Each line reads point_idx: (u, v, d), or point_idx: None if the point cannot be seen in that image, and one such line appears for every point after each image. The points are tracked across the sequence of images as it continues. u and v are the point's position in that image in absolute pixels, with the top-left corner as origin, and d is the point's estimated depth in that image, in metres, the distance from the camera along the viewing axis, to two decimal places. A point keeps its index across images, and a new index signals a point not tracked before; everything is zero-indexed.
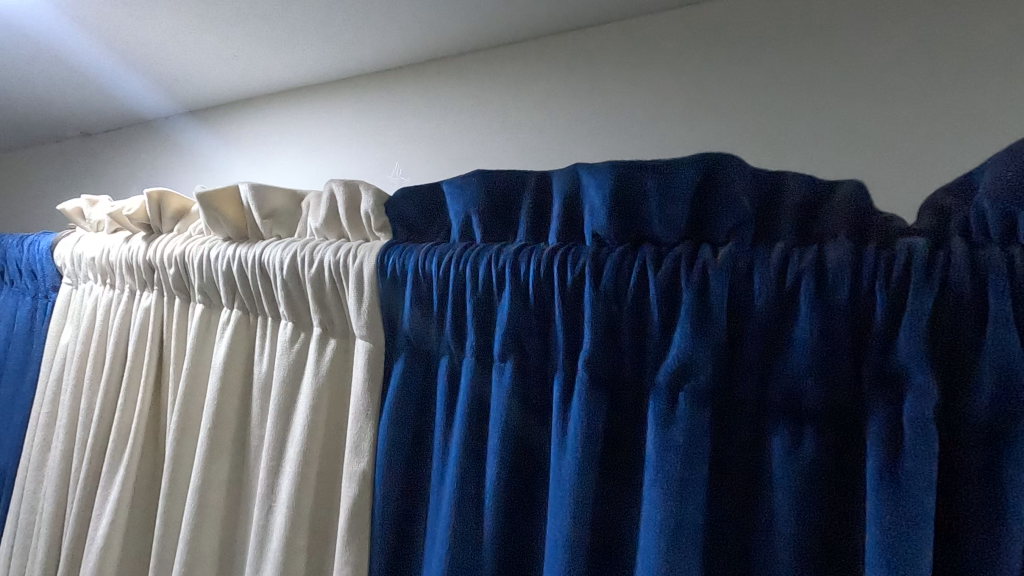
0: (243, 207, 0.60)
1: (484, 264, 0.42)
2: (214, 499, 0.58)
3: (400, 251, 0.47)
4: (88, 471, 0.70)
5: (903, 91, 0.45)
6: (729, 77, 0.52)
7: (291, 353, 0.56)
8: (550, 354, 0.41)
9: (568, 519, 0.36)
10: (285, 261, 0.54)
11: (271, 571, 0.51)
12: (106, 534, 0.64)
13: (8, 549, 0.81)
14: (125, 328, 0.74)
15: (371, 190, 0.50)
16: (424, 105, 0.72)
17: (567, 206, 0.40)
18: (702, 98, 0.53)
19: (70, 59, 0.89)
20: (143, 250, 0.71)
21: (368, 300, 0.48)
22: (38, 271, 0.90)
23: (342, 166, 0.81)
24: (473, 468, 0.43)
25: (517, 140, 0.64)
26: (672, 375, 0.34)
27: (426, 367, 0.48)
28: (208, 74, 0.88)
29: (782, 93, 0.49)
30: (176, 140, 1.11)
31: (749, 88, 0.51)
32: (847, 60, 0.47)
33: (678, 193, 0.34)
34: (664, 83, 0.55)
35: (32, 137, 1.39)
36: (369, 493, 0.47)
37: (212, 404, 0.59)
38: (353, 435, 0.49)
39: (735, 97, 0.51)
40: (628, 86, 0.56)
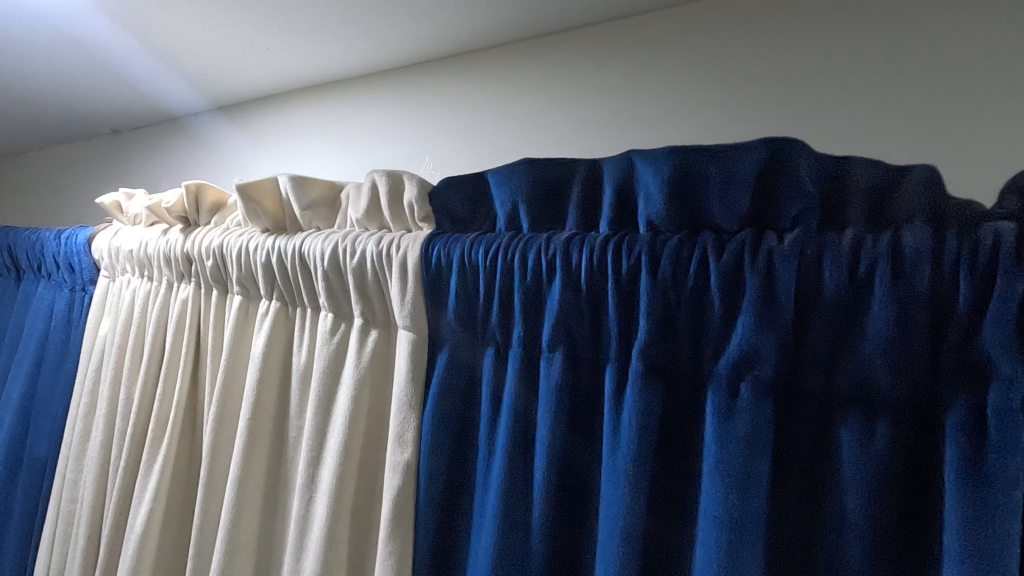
0: (282, 199, 0.61)
1: (533, 253, 0.41)
2: (253, 489, 0.58)
3: (445, 241, 0.47)
4: (128, 460, 0.71)
5: (954, 78, 0.44)
6: (772, 67, 0.51)
7: (331, 344, 0.56)
8: (602, 345, 0.40)
9: (624, 511, 0.36)
10: (326, 252, 0.54)
11: (312, 563, 0.51)
12: (147, 521, 0.65)
13: (50, 536, 0.82)
14: (162, 319, 0.75)
15: (414, 180, 0.50)
16: (457, 98, 0.72)
17: (620, 194, 0.39)
18: (745, 88, 0.52)
19: (105, 55, 0.91)
20: (180, 242, 0.72)
21: (412, 290, 0.48)
22: (76, 264, 0.92)
23: (373, 160, 0.81)
24: (521, 460, 0.43)
25: (552, 131, 0.63)
26: (735, 365, 0.33)
27: (471, 359, 0.48)
28: (241, 70, 0.88)
29: (828, 81, 0.49)
30: (206, 135, 1.12)
31: (794, 77, 0.50)
32: (896, 47, 0.46)
33: (740, 179, 0.34)
34: (705, 74, 0.54)
35: (65, 134, 1.41)
36: (414, 483, 0.47)
37: (252, 394, 0.59)
38: (397, 425, 0.49)
39: (779, 86, 0.51)
40: (667, 76, 0.56)
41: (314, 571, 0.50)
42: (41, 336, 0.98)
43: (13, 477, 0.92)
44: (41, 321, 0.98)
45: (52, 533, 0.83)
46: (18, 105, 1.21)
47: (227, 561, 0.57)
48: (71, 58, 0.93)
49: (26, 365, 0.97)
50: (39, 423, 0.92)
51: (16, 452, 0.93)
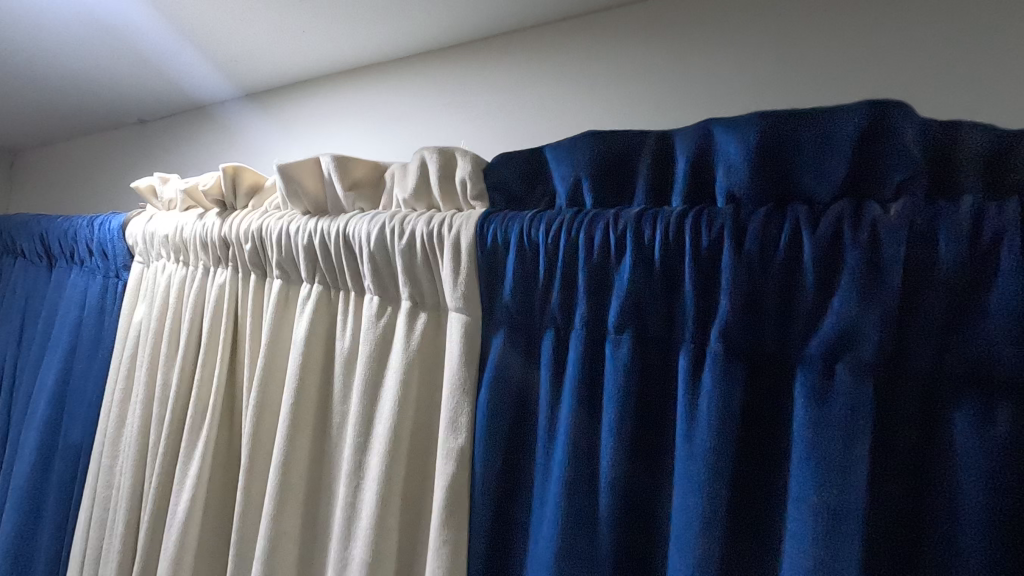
0: (324, 180, 0.59)
1: (601, 230, 0.40)
2: (297, 475, 0.58)
3: (501, 219, 0.45)
4: (168, 446, 0.70)
5: None
6: (837, 39, 0.49)
7: (378, 328, 0.54)
8: (675, 325, 0.38)
9: (703, 500, 0.34)
10: (373, 233, 0.53)
11: (363, 551, 0.50)
12: (189, 507, 0.65)
13: (86, 521, 0.83)
14: (200, 305, 0.74)
15: (467, 156, 0.48)
16: (493, 76, 0.70)
17: (695, 165, 0.37)
18: (807, 61, 0.50)
19: (136, 40, 0.90)
20: (217, 226, 0.71)
21: (466, 272, 0.47)
22: (109, 251, 0.92)
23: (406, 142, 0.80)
24: (586, 446, 0.41)
25: (598, 109, 0.61)
26: (831, 345, 0.31)
27: (528, 342, 0.46)
28: (272, 55, 0.87)
29: (898, 51, 0.46)
30: (233, 122, 1.11)
31: (860, 49, 0.48)
32: (973, 13, 0.44)
33: (836, 146, 0.31)
34: (763, 48, 0.52)
35: (91, 124, 1.41)
36: (469, 469, 0.46)
37: (294, 379, 0.58)
38: (449, 411, 0.47)
39: (844, 59, 0.48)
40: (722, 51, 0.54)
41: (365, 558, 0.49)
42: (75, 322, 0.98)
43: (49, 462, 0.93)
44: (75, 307, 0.98)
45: (88, 519, 0.83)
46: (47, 94, 1.21)
47: (272, 548, 0.56)
48: (102, 43, 0.92)
49: (61, 351, 0.97)
50: (73, 409, 0.92)
51: (51, 438, 0.93)
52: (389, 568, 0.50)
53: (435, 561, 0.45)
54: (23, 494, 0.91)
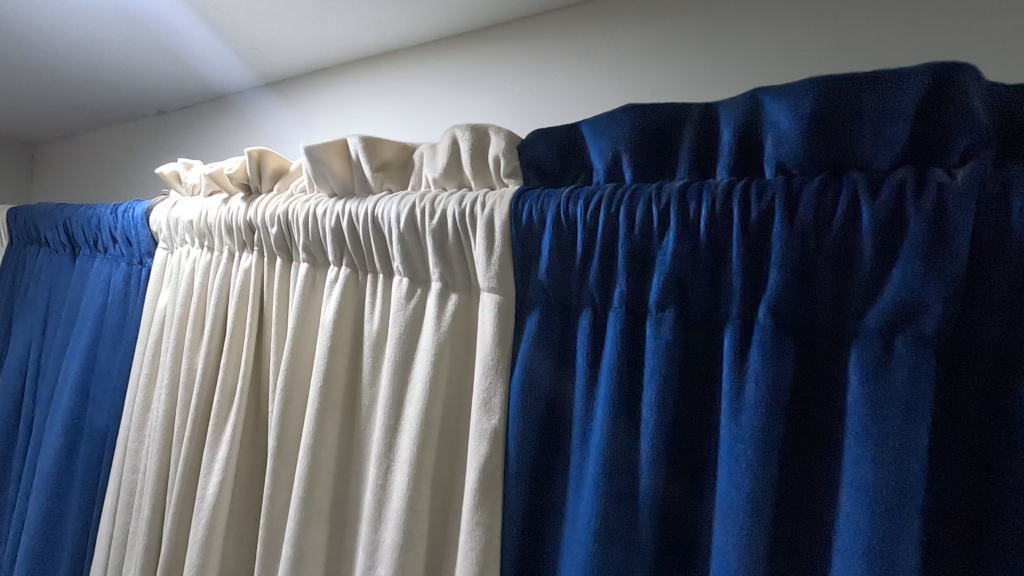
0: (352, 160, 0.58)
1: (643, 205, 0.39)
2: (326, 460, 0.57)
3: (537, 196, 0.44)
4: (194, 430, 0.71)
5: None
6: (877, 18, 0.48)
7: (407, 310, 0.54)
8: (720, 301, 0.37)
9: (750, 480, 0.34)
10: (403, 213, 0.52)
11: (394, 533, 0.49)
12: (217, 492, 0.65)
13: (113, 504, 0.83)
14: (224, 290, 0.74)
15: (502, 134, 0.47)
16: (517, 58, 0.69)
17: (742, 135, 0.36)
18: (846, 41, 0.49)
19: (158, 27, 0.90)
20: (243, 210, 0.70)
21: (500, 251, 0.46)
22: (133, 238, 0.92)
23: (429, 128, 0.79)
24: (626, 426, 0.40)
25: (627, 90, 0.60)
26: (890, 317, 0.30)
27: (563, 322, 0.45)
28: (293, 44, 0.86)
29: (942, 29, 0.45)
30: (253, 111, 1.11)
31: (902, 27, 0.47)
32: None
33: (896, 113, 0.30)
34: (799, 27, 0.51)
35: (109, 115, 1.42)
36: (502, 450, 0.46)
37: (323, 363, 0.58)
38: (483, 391, 0.46)
39: (884, 38, 0.48)
40: (758, 32, 0.53)
41: (397, 541, 0.49)
42: (100, 310, 0.99)
43: (75, 448, 0.94)
44: (99, 295, 0.99)
45: (114, 503, 0.83)
46: (67, 84, 1.21)
47: (302, 531, 0.56)
48: (124, 30, 0.92)
49: (85, 338, 0.98)
50: (99, 395, 0.93)
51: (76, 424, 0.94)
52: (421, 552, 0.49)
53: (470, 543, 0.45)
54: (49, 479, 0.92)
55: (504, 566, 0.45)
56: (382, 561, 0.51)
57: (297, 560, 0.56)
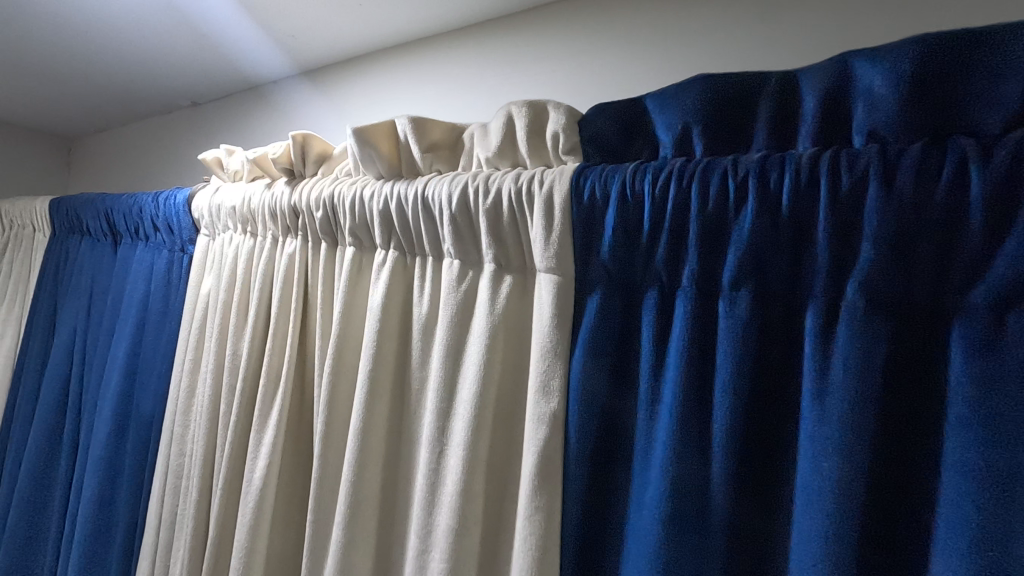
0: (399, 142, 0.58)
1: (717, 179, 0.37)
2: (375, 443, 0.58)
3: (599, 173, 0.43)
4: (241, 414, 0.71)
5: None
6: None
7: (459, 293, 0.53)
8: (802, 278, 0.35)
9: (839, 465, 0.32)
10: (454, 194, 0.51)
11: (449, 516, 0.49)
12: (264, 475, 0.66)
13: (161, 486, 0.85)
14: (268, 275, 0.74)
15: (561, 109, 0.46)
16: (562, 39, 0.67)
17: (828, 103, 0.34)
18: (915, 15, 0.47)
19: (197, 16, 0.90)
20: (287, 195, 0.70)
21: (559, 230, 0.44)
22: (175, 225, 0.93)
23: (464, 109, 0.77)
24: (696, 409, 0.39)
25: (679, 70, 0.58)
26: (1002, 293, 0.29)
27: (626, 303, 0.43)
28: (329, 31, 0.86)
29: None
30: (286, 100, 1.11)
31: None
32: None
33: (1010, 71, 0.28)
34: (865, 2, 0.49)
35: (144, 107, 1.43)
36: (562, 434, 0.45)
37: (372, 347, 0.58)
38: (541, 373, 0.45)
39: (957, 11, 0.46)
40: (820, 8, 0.51)
41: (452, 525, 0.49)
42: (143, 296, 1.01)
43: (121, 431, 0.96)
44: (143, 282, 1.00)
45: (161, 485, 0.85)
46: (106, 75, 1.23)
47: (353, 512, 0.56)
48: (164, 19, 0.93)
49: (130, 324, 1.00)
50: (144, 379, 0.95)
51: (122, 408, 0.96)
52: (476, 537, 0.49)
53: (528, 528, 0.44)
54: (100, 461, 0.94)
55: (564, 551, 0.44)
56: (436, 544, 0.51)
57: (349, 542, 0.56)
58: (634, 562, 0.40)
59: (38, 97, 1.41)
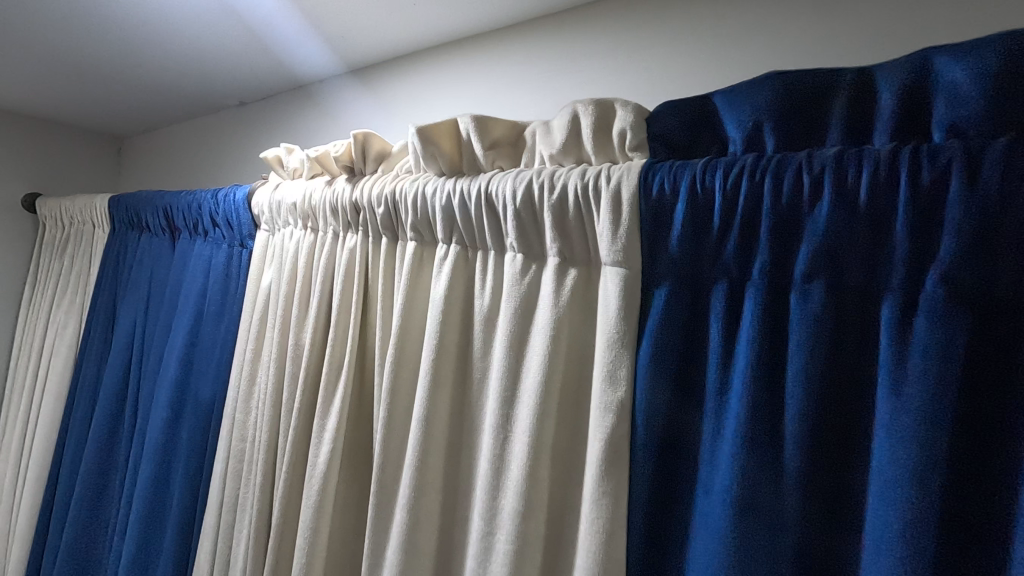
0: (461, 140, 0.60)
1: (791, 175, 0.38)
2: (438, 429, 0.61)
3: (668, 168, 0.44)
4: (305, 401, 0.75)
5: None
6: None
7: (522, 286, 0.55)
8: (878, 270, 0.36)
9: (916, 451, 0.33)
10: (519, 190, 0.53)
11: (514, 500, 0.52)
12: (327, 460, 0.69)
13: (223, 470, 0.89)
14: (329, 269, 0.77)
15: (629, 107, 0.47)
16: (616, 37, 0.68)
17: (906, 98, 0.35)
18: (990, 8, 0.47)
19: (254, 19, 0.93)
20: (347, 191, 0.73)
21: (627, 225, 0.46)
22: (234, 222, 0.97)
23: (510, 111, 0.79)
24: (767, 398, 0.40)
25: (737, 66, 0.59)
26: None
27: (693, 295, 0.45)
28: (383, 31, 0.88)
29: None
30: (333, 98, 1.14)
31: None
32: None
33: None
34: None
35: (194, 106, 1.49)
36: (628, 422, 0.46)
37: (435, 338, 0.60)
38: (607, 364, 0.47)
39: None
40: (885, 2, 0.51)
41: (518, 507, 0.51)
42: (201, 289, 1.05)
43: (182, 417, 1.01)
44: (202, 275, 1.05)
45: (223, 469, 0.89)
46: (161, 76, 1.28)
47: (417, 495, 0.60)
48: (222, 23, 0.96)
49: (188, 316, 1.05)
50: (205, 367, 1.00)
51: (182, 395, 1.01)
52: (541, 519, 0.52)
53: (596, 511, 0.46)
54: (162, 445, 1.00)
55: (630, 536, 0.46)
56: (501, 526, 0.53)
57: (414, 523, 0.60)
58: (704, 545, 0.42)
59: (94, 98, 1.47)
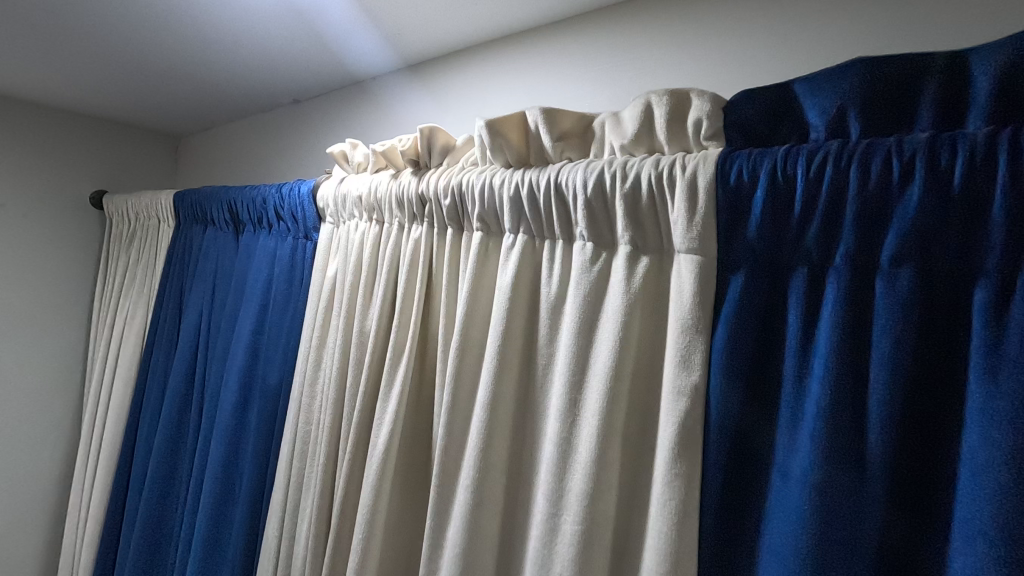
0: (529, 131, 0.61)
1: (879, 160, 0.38)
2: (503, 412, 0.63)
3: (747, 156, 0.45)
4: (369, 386, 0.78)
5: None
6: None
7: (592, 273, 0.57)
8: (972, 255, 0.36)
9: (1014, 435, 0.33)
10: (591, 179, 0.54)
11: (583, 481, 0.53)
12: (389, 441, 0.72)
13: (289, 451, 0.94)
14: (394, 258, 0.80)
15: (706, 96, 0.48)
16: (679, 28, 0.69)
17: (1002, 82, 0.35)
18: None
19: (317, 20, 0.97)
20: (413, 184, 0.76)
21: (703, 212, 0.47)
22: (300, 215, 1.02)
23: (570, 101, 0.80)
24: (851, 382, 0.40)
25: (806, 53, 0.59)
26: None
27: (771, 282, 0.45)
28: (442, 28, 0.90)
29: None
30: (387, 94, 1.17)
31: None
32: None
33: None
34: None
35: (251, 105, 1.55)
36: (702, 405, 0.47)
37: (502, 324, 0.62)
38: (681, 349, 0.48)
39: None
40: None
41: (587, 488, 0.53)
42: (266, 279, 1.11)
43: (248, 401, 1.06)
44: (267, 267, 1.10)
45: (289, 451, 0.94)
46: (223, 77, 1.34)
47: (481, 476, 0.62)
48: (287, 24, 1.00)
49: (255, 305, 1.10)
50: (270, 353, 1.04)
51: (248, 379, 1.07)
52: (611, 500, 0.53)
53: (668, 492, 0.47)
54: (230, 426, 1.05)
55: (704, 519, 0.47)
56: (568, 506, 0.55)
57: (477, 503, 0.62)
58: (780, 527, 0.42)
59: (159, 98, 1.55)
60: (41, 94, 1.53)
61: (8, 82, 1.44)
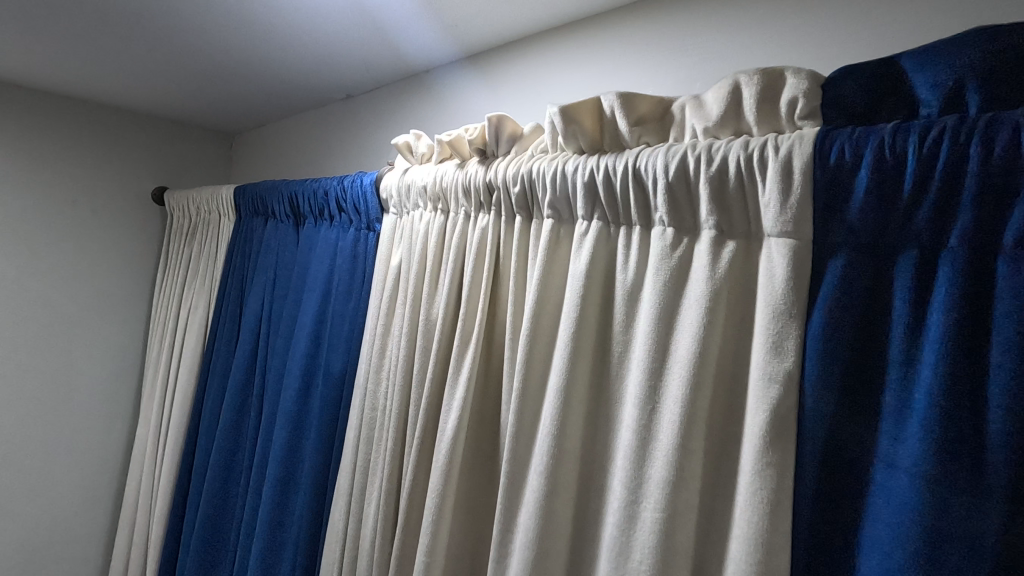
0: (604, 117, 0.60)
1: (1005, 133, 0.36)
2: (577, 400, 0.63)
3: (849, 134, 0.43)
4: (436, 373, 0.79)
5: None
6: None
7: (673, 259, 0.56)
8: None
9: None
10: (673, 163, 0.53)
11: (664, 469, 0.53)
12: (457, 428, 0.73)
13: (355, 436, 0.96)
14: (460, 247, 0.81)
15: (802, 74, 0.46)
16: (756, 12, 0.67)
17: None
18: None
19: (381, 13, 0.99)
20: (481, 172, 0.76)
21: (799, 195, 0.45)
22: (362, 206, 1.04)
23: (637, 88, 0.79)
24: (967, 366, 0.39)
25: (895, 35, 0.57)
26: None
27: (875, 265, 0.44)
28: (504, 17, 0.90)
29: None
30: (443, 86, 1.19)
31: None
32: None
33: None
34: None
35: (307, 101, 1.59)
36: (796, 393, 0.46)
37: (576, 312, 0.62)
38: (772, 336, 0.47)
39: None
40: None
41: (669, 476, 0.52)
42: (328, 269, 1.14)
43: (311, 387, 1.10)
44: (329, 257, 1.13)
45: (355, 435, 0.96)
46: (283, 73, 1.37)
47: (555, 463, 0.62)
48: (351, 19, 1.02)
49: (317, 295, 1.13)
50: (333, 341, 1.07)
51: (312, 367, 1.10)
52: (693, 488, 0.53)
53: (759, 481, 0.46)
54: (294, 412, 1.09)
55: (799, 509, 0.45)
56: (648, 494, 0.55)
57: (551, 489, 0.62)
58: (887, 517, 0.41)
59: (220, 96, 1.60)
60: (113, 94, 1.61)
61: (84, 83, 1.53)
